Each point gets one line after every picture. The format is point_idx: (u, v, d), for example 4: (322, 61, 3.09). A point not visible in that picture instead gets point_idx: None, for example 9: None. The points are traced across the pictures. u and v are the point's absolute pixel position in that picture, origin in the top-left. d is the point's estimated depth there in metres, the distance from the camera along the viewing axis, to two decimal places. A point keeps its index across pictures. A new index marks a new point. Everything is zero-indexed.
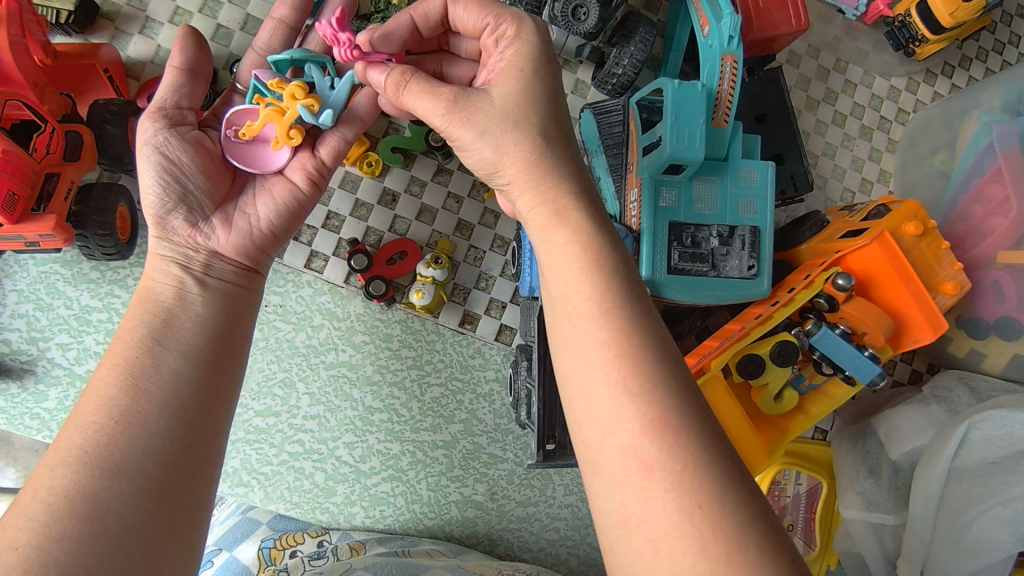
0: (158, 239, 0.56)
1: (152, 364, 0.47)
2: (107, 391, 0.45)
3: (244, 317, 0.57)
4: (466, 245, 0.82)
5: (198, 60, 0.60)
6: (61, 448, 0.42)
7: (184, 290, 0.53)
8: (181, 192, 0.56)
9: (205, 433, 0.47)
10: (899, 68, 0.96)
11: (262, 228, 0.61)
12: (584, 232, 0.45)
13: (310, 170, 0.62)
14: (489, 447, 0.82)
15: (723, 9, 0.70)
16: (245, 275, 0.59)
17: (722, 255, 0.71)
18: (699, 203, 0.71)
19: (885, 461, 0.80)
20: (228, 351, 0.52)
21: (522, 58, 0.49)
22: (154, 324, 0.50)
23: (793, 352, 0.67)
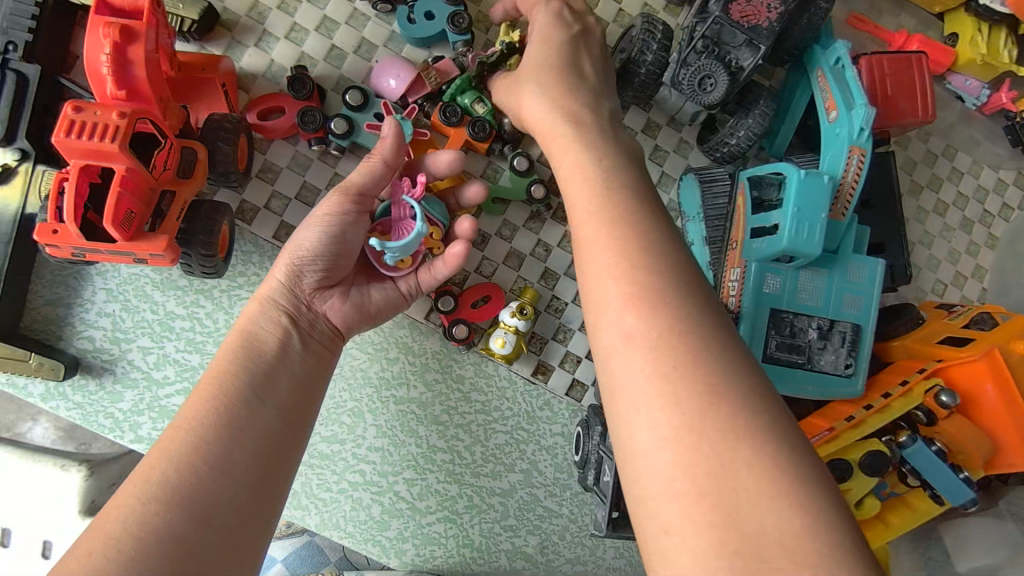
0: (282, 286, 0.61)
1: (247, 415, 0.51)
2: (203, 432, 0.49)
3: (326, 379, 0.61)
4: (549, 294, 0.81)
5: (393, 157, 0.63)
6: (151, 483, 0.45)
7: (288, 343, 0.58)
8: (323, 258, 0.61)
9: (275, 489, 0.51)
10: (1010, 161, 0.93)
11: (366, 308, 0.67)
12: (627, 260, 0.42)
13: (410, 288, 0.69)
14: (546, 500, 0.81)
15: (856, 99, 0.69)
16: (336, 339, 0.64)
17: (818, 348, 0.69)
18: (803, 293, 0.69)
19: (951, 573, 0.77)
20: (304, 409, 0.56)
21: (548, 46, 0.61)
22: (254, 375, 0.54)
23: (885, 464, 0.65)
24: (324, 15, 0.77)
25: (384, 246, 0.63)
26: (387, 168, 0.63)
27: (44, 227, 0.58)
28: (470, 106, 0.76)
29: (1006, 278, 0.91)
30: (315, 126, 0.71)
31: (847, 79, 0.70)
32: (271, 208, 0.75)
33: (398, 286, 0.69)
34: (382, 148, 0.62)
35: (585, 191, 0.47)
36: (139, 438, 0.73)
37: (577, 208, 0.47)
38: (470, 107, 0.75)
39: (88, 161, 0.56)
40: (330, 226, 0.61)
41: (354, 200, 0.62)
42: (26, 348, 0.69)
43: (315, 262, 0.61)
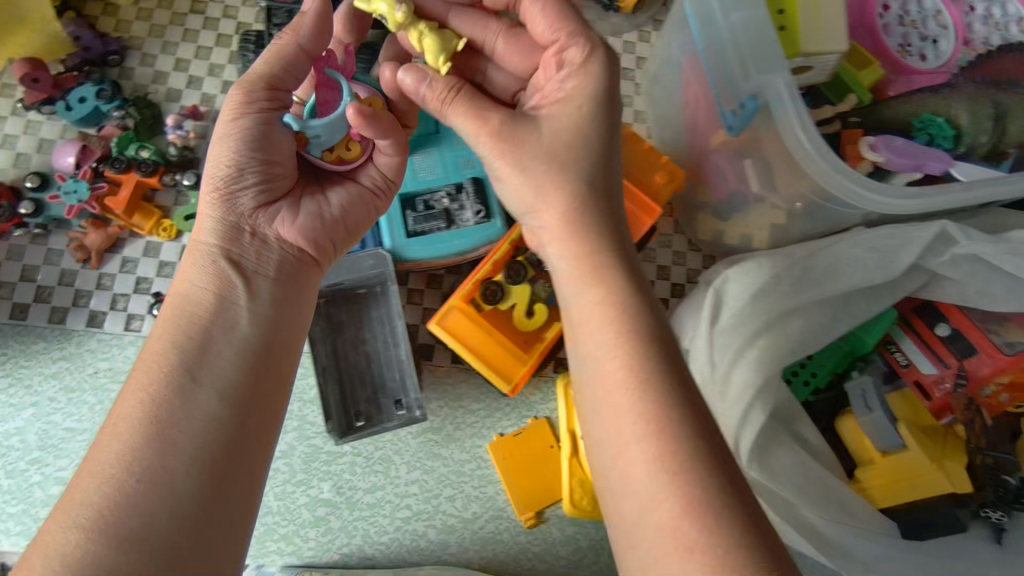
0: (215, 217, 0.64)
1: (184, 401, 0.53)
2: (132, 429, 0.51)
3: (295, 314, 0.63)
4: None
5: (314, 42, 0.67)
6: (74, 505, 0.48)
7: (221, 290, 0.60)
8: (253, 170, 0.64)
9: (238, 484, 0.52)
10: (627, 25, 1.07)
11: (329, 212, 0.69)
12: (618, 345, 0.52)
13: (377, 180, 0.74)
14: (326, 445, 0.88)
15: None
16: (305, 258, 0.67)
17: (455, 210, 0.79)
18: (422, 172, 0.80)
19: None
20: (264, 377, 0.57)
21: (580, 94, 0.58)
22: (181, 353, 0.55)
23: (517, 270, 0.75)
24: (4, 134, 0.93)
25: (302, 124, 0.66)
26: (307, 55, 0.67)
27: None
28: (137, 154, 0.89)
29: None
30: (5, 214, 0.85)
31: None
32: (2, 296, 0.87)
33: (362, 184, 0.72)
34: (302, 28, 0.66)
35: (611, 279, 0.55)
36: None
37: (585, 325, 0.55)
38: (136, 153, 0.89)
39: None
40: (234, 139, 0.64)
41: (248, 105, 0.65)
42: None
43: (246, 178, 0.64)
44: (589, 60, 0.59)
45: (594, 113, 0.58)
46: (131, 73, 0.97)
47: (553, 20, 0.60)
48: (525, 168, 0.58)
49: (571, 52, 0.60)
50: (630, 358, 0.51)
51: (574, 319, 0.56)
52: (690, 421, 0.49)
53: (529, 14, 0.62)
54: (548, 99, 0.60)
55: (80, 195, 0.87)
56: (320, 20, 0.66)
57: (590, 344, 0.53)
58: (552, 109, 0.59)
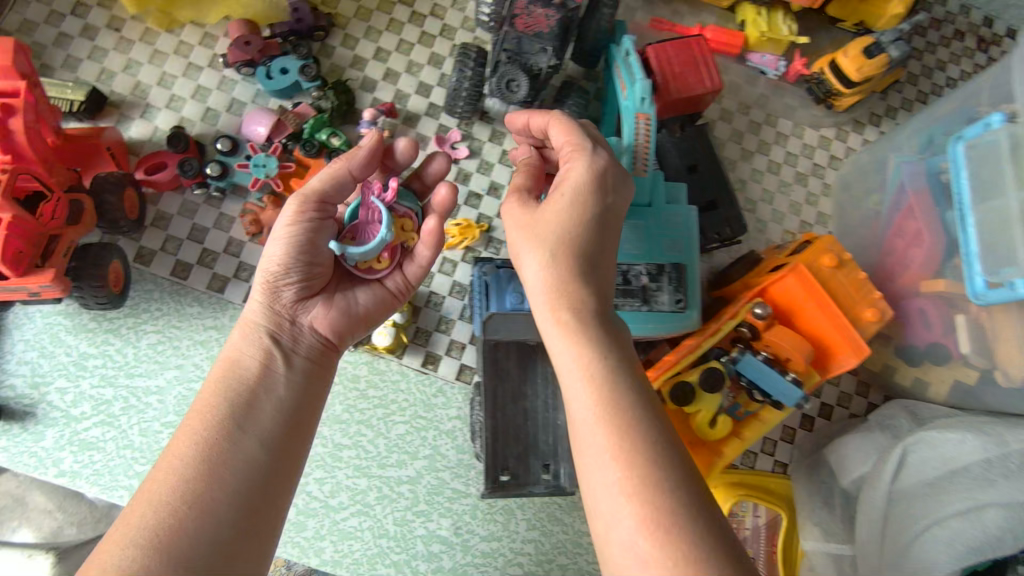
0: (266, 300, 0.68)
1: (231, 446, 0.57)
2: (187, 467, 0.55)
3: (318, 399, 0.67)
4: (427, 292, 0.91)
5: (362, 169, 0.71)
6: (136, 526, 0.50)
7: (266, 362, 0.64)
8: (298, 268, 0.68)
9: (266, 522, 0.56)
10: (827, 120, 1.04)
11: (352, 309, 0.73)
12: (620, 433, 0.49)
13: (402, 286, 0.76)
14: (453, 481, 0.89)
15: (637, 75, 0.81)
16: (325, 349, 0.70)
17: (653, 291, 0.78)
18: (627, 244, 0.79)
19: (837, 491, 0.86)
20: (296, 438, 0.62)
21: (587, 200, 0.60)
22: (237, 406, 0.60)
23: (718, 378, 0.74)
24: (198, 85, 0.90)
25: (343, 249, 0.70)
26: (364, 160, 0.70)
27: None
28: (328, 140, 0.88)
29: (844, 220, 1.00)
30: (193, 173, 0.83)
31: (631, 64, 0.84)
32: (166, 250, 0.86)
33: (385, 285, 0.75)
34: (355, 159, 0.71)
35: (588, 354, 0.54)
36: (63, 472, 0.80)
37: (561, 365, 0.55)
38: (328, 140, 0.88)
39: None
40: (295, 239, 0.68)
41: (316, 206, 0.69)
42: None
43: (288, 275, 0.67)
44: (594, 165, 0.61)
45: (592, 218, 0.60)
46: (331, 51, 0.94)
47: (569, 132, 0.64)
48: (524, 220, 0.61)
49: (571, 158, 0.63)
50: (604, 386, 0.52)
51: (581, 413, 0.52)
52: (635, 390, 0.53)
53: (552, 118, 0.67)
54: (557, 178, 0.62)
55: (268, 170, 0.85)
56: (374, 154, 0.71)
57: (568, 389, 0.54)
58: (569, 180, 0.61)
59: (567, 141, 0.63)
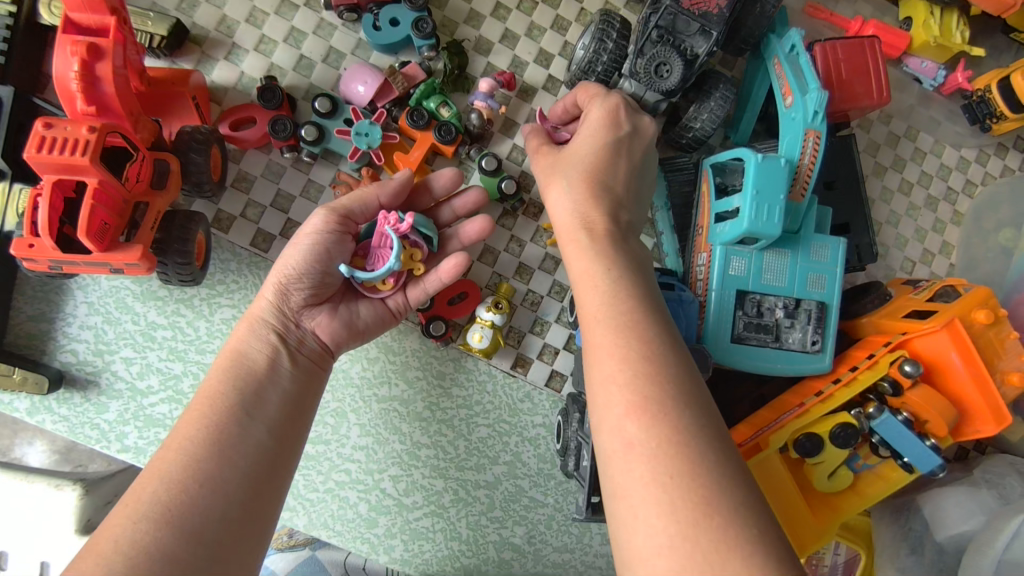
0: (272, 302, 0.61)
1: (240, 431, 0.51)
2: (191, 448, 0.48)
3: (316, 396, 0.61)
4: (525, 289, 0.83)
5: (392, 198, 0.67)
6: (143, 501, 0.44)
7: (276, 359, 0.58)
8: (311, 276, 0.62)
9: (269, 502, 0.50)
10: (971, 139, 0.95)
11: (356, 322, 0.67)
12: (621, 352, 0.46)
13: (399, 306, 0.69)
14: (531, 490, 0.82)
15: (809, 83, 0.71)
16: (324, 356, 0.64)
17: (786, 327, 0.71)
18: (768, 274, 0.71)
19: (929, 542, 0.80)
20: (296, 427, 0.56)
21: (604, 133, 0.63)
22: (245, 394, 0.54)
23: (853, 436, 0.66)
24: (291, 27, 0.79)
25: (352, 273, 0.62)
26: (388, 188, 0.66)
27: (21, 242, 0.59)
28: (436, 110, 0.78)
29: (972, 253, 0.93)
30: (286, 135, 0.73)
31: (800, 65, 0.73)
32: (246, 216, 0.77)
33: (386, 304, 0.69)
34: (386, 186, 0.67)
35: (597, 297, 0.51)
36: (126, 448, 0.74)
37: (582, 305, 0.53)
38: (437, 109, 0.77)
39: (61, 176, 0.58)
40: (318, 244, 0.62)
41: (339, 219, 0.64)
42: (10, 364, 0.70)
43: (301, 280, 0.61)
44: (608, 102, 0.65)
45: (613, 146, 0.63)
46: (444, 1, 0.82)
47: (595, 93, 0.67)
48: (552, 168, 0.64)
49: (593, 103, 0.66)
50: (614, 319, 0.49)
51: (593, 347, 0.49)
52: (656, 330, 0.49)
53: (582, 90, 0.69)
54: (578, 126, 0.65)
55: (370, 140, 0.75)
56: (405, 185, 0.67)
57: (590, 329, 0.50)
58: (585, 118, 0.65)
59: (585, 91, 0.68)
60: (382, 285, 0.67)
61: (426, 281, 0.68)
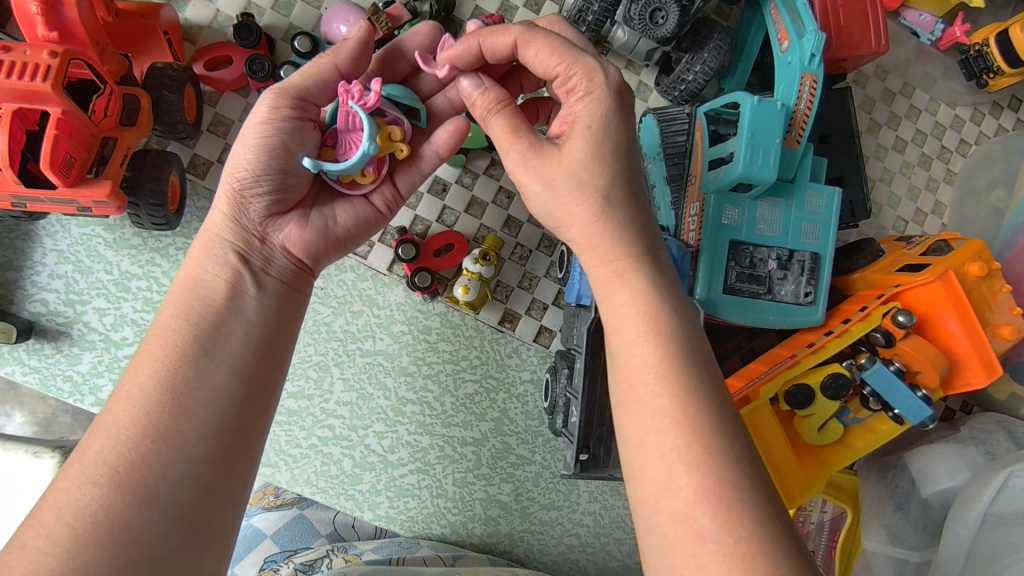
0: (230, 218, 0.54)
1: (197, 376, 0.45)
2: (143, 399, 0.43)
3: (293, 321, 0.55)
4: (513, 242, 0.80)
5: (351, 66, 0.56)
6: (91, 464, 0.40)
7: (237, 285, 0.51)
8: (268, 177, 0.53)
9: (239, 456, 0.45)
10: (966, 98, 0.94)
11: (336, 232, 0.59)
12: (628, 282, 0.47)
13: (389, 200, 0.61)
14: (519, 448, 0.80)
15: (806, 26, 0.68)
16: (301, 274, 0.57)
17: (778, 278, 0.70)
18: (761, 224, 0.69)
19: (915, 499, 0.79)
20: (269, 363, 0.50)
21: (599, 127, 0.47)
22: (202, 330, 0.48)
23: (844, 386, 0.65)
24: None
25: (319, 168, 0.52)
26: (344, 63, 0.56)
27: None
28: None
29: (963, 213, 0.92)
30: (264, 75, 0.69)
31: (797, 7, 0.70)
32: (224, 161, 0.74)
33: (370, 202, 0.60)
34: (340, 52, 0.56)
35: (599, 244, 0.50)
36: (100, 401, 0.71)
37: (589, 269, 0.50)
38: None
39: (21, 105, 0.55)
40: (266, 139, 0.53)
41: (294, 105, 0.54)
42: None
43: (257, 185, 0.53)
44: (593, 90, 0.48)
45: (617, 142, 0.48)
46: None
47: (550, 53, 0.49)
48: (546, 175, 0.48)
49: (570, 82, 0.49)
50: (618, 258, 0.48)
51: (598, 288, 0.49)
52: (702, 370, 0.43)
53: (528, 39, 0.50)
54: (561, 129, 0.49)
55: None
56: (365, 45, 0.56)
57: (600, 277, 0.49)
58: (571, 128, 0.48)
59: (548, 55, 0.49)
60: (364, 175, 0.57)
61: (414, 162, 0.60)
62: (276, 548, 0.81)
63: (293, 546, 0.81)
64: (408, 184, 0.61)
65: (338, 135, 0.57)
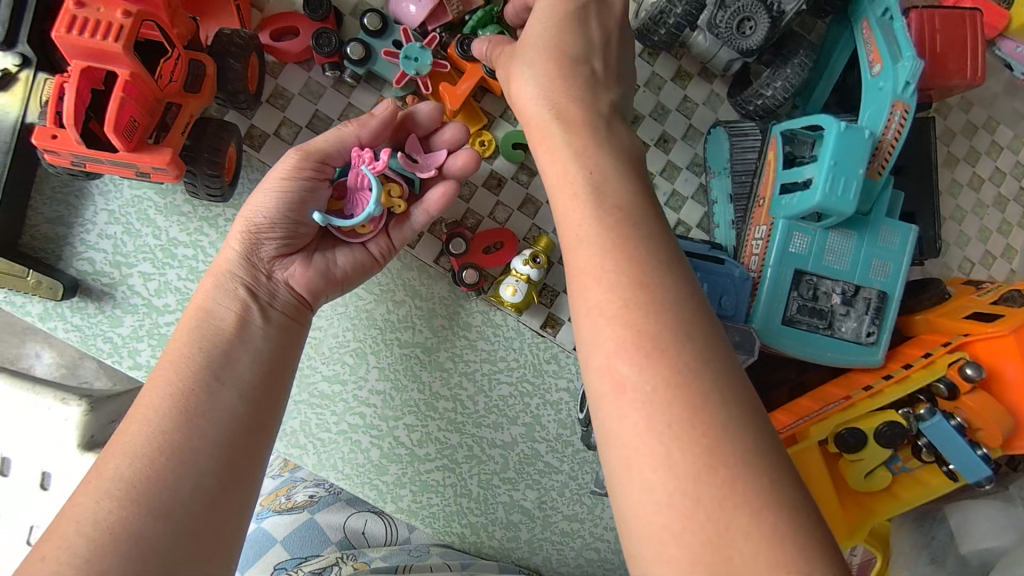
0: (243, 256, 0.58)
1: (208, 398, 0.49)
2: (154, 419, 0.47)
3: (296, 351, 0.59)
4: (564, 246, 0.78)
5: (371, 139, 0.62)
6: (107, 478, 0.44)
7: (246, 316, 0.55)
8: (282, 224, 0.58)
9: (245, 471, 0.49)
10: None
11: (337, 271, 0.64)
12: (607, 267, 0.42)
13: (386, 249, 0.66)
14: (547, 455, 0.79)
15: (903, 51, 0.65)
16: (303, 309, 0.61)
17: (841, 314, 0.67)
18: (830, 256, 0.66)
19: (953, 554, 0.76)
20: (273, 388, 0.54)
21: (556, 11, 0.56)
22: (212, 356, 0.52)
23: (900, 435, 0.62)
24: None
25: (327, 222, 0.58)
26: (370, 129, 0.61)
27: (43, 132, 0.55)
28: None
29: None
30: (329, 50, 0.67)
31: (895, 30, 0.67)
32: (281, 135, 0.73)
33: (369, 249, 0.65)
34: (366, 127, 0.61)
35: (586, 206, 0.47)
36: (138, 365, 0.71)
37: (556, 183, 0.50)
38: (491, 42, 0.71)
39: (91, 64, 0.54)
40: (289, 191, 0.58)
41: (315, 167, 0.59)
42: (24, 265, 0.66)
43: (272, 230, 0.58)
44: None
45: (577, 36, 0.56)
46: None
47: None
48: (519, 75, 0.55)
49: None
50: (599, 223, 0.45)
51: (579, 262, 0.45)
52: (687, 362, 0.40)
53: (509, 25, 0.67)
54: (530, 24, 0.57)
55: (419, 66, 0.69)
56: (388, 122, 0.62)
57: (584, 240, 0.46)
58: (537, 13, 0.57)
59: None
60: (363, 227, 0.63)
61: (411, 220, 0.65)
62: (287, 556, 0.80)
63: (303, 553, 0.81)
64: (400, 238, 0.66)
65: (347, 189, 0.63)
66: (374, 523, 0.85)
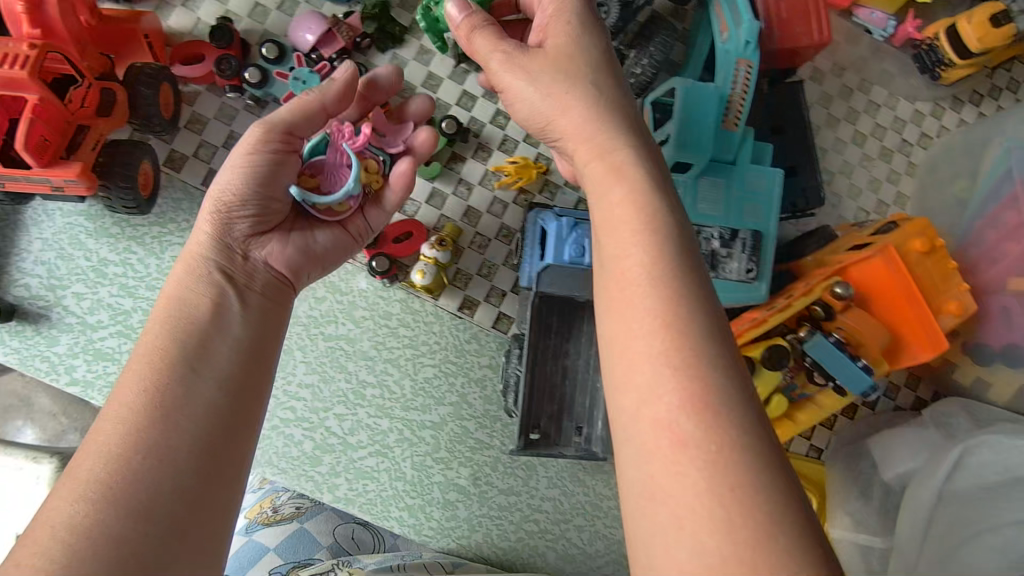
0: (219, 235, 0.60)
1: (184, 391, 0.49)
2: (131, 413, 0.47)
3: (276, 333, 0.60)
4: (472, 232, 0.83)
5: (337, 104, 0.64)
6: (83, 480, 0.44)
7: (223, 299, 0.56)
8: (253, 201, 0.60)
9: (226, 468, 0.49)
10: (925, 92, 0.95)
11: (313, 246, 0.66)
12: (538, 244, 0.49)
13: (361, 227, 0.70)
14: (477, 432, 0.82)
15: (743, 16, 0.72)
16: (282, 285, 0.63)
17: (722, 258, 0.71)
18: (703, 203, 0.72)
19: (877, 483, 0.78)
20: (255, 376, 0.55)
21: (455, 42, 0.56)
22: (191, 346, 0.52)
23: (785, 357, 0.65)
24: None
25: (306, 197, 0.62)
26: (335, 95, 0.63)
27: None
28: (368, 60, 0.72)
29: (927, 203, 0.93)
30: (230, 73, 0.75)
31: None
32: (198, 156, 0.79)
33: (344, 227, 0.68)
34: (329, 91, 0.63)
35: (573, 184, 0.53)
36: (75, 380, 0.75)
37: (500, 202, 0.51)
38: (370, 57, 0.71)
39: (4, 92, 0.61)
40: (251, 167, 0.60)
41: (281, 136, 0.61)
42: None
43: (242, 206, 0.60)
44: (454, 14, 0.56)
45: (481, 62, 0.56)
46: None
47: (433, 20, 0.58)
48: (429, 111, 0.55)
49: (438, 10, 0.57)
50: None
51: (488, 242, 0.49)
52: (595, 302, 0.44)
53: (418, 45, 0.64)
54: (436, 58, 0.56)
55: (307, 88, 0.76)
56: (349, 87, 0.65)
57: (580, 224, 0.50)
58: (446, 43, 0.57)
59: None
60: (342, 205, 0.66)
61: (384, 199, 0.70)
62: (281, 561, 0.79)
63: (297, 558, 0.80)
64: (376, 219, 0.71)
65: (321, 166, 0.66)
66: (362, 531, 0.86)
